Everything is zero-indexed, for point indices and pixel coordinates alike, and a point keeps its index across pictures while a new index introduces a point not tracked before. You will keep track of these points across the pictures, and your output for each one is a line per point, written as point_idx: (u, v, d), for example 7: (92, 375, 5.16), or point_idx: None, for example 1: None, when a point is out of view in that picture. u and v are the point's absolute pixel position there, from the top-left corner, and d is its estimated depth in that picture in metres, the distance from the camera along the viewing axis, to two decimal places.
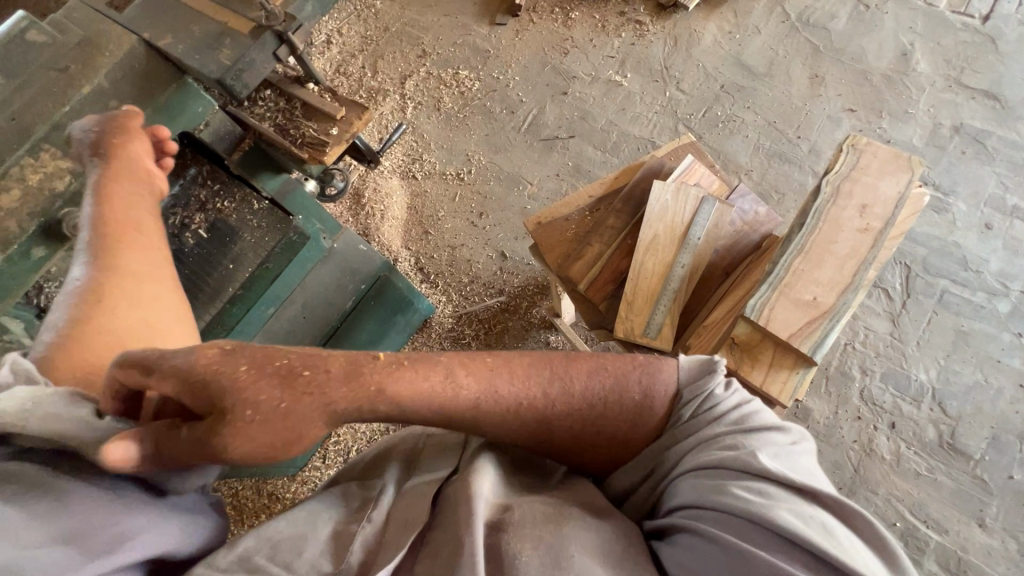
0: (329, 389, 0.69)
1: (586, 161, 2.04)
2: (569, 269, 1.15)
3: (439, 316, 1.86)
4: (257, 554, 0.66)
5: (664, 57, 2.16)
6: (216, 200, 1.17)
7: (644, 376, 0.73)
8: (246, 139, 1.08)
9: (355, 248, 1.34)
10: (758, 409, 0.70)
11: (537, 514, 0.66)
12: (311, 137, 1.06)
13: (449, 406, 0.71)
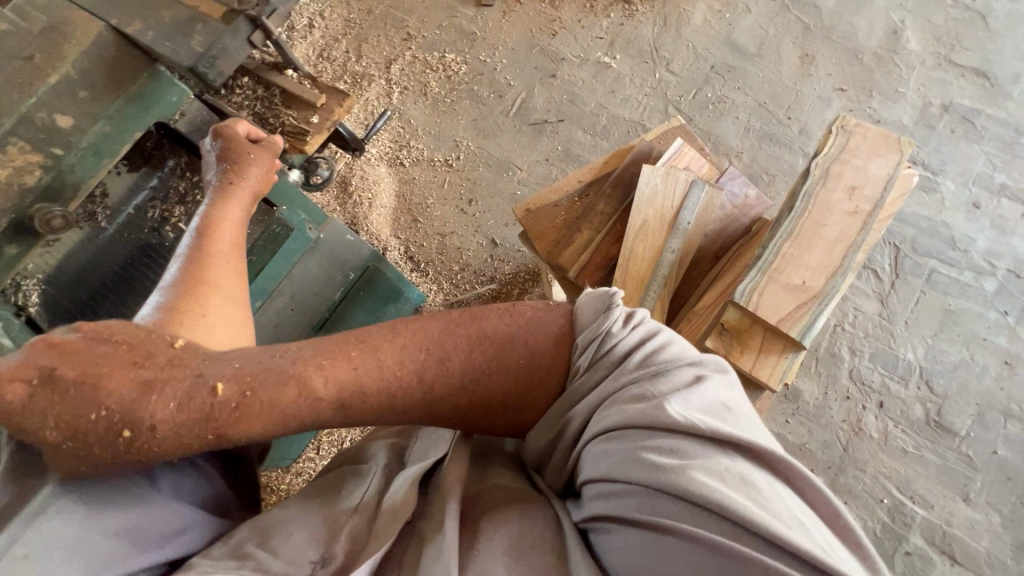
0: (227, 392, 0.68)
1: (575, 145, 2.02)
2: (558, 256, 1.14)
3: (430, 304, 1.85)
4: (248, 542, 0.66)
5: (654, 37, 2.13)
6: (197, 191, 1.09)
7: (528, 332, 0.74)
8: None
9: (342, 238, 1.34)
10: (660, 350, 0.69)
11: (499, 507, 0.69)
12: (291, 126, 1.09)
13: (393, 385, 0.71)
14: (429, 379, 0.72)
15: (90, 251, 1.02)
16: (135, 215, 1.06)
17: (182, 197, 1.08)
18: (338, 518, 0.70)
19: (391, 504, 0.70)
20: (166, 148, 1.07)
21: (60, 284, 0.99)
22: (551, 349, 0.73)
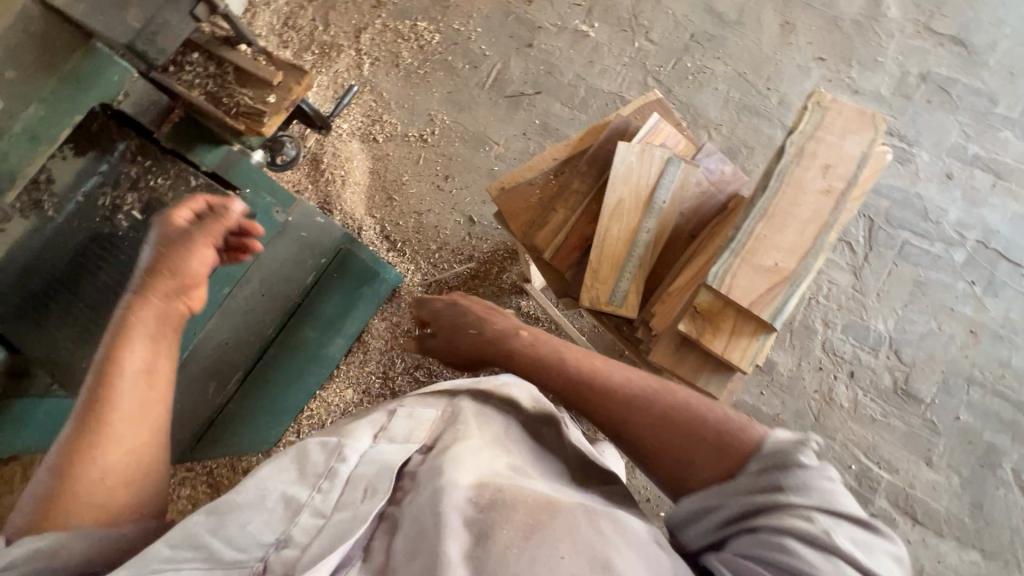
0: (508, 336, 0.97)
1: (553, 118, 1.97)
2: (534, 237, 1.12)
3: (408, 284, 1.82)
4: (201, 528, 0.64)
5: (632, 4, 2.06)
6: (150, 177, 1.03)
7: (740, 419, 0.73)
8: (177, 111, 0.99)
9: (311, 221, 1.31)
10: (844, 493, 0.63)
11: (530, 502, 0.66)
12: (245, 108, 0.96)
13: (605, 395, 0.82)
14: (636, 401, 0.79)
15: (42, 239, 0.98)
16: (85, 201, 1.01)
17: (134, 183, 1.03)
18: (299, 495, 0.68)
19: (364, 483, 0.69)
20: (117, 131, 1.02)
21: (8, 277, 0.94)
22: (742, 439, 0.70)
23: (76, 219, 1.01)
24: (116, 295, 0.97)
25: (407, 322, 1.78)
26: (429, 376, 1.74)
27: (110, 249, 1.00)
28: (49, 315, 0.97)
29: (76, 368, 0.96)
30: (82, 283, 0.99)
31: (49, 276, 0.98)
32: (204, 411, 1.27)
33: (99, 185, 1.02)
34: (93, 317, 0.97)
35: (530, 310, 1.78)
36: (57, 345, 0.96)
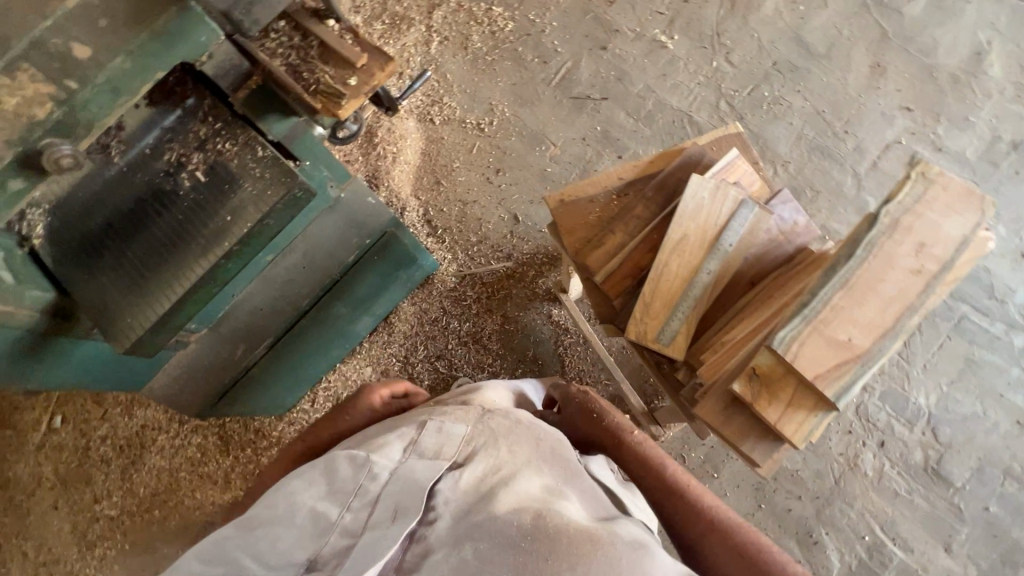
0: (619, 430, 0.99)
1: (616, 127, 1.91)
2: (586, 257, 1.09)
3: (442, 273, 1.81)
4: (233, 544, 0.72)
5: (717, 21, 1.98)
6: (217, 138, 0.90)
7: None
8: (253, 77, 0.84)
9: (362, 200, 1.28)
10: None
11: (571, 535, 0.71)
12: (326, 83, 0.81)
13: (705, 519, 0.89)
14: (730, 534, 0.87)
15: (106, 186, 0.90)
16: (151, 154, 0.91)
17: (202, 144, 0.90)
18: (326, 516, 0.74)
19: (393, 503, 0.74)
20: (196, 86, 0.90)
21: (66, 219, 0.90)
22: None
23: (141, 172, 0.91)
24: (171, 261, 0.87)
25: (435, 311, 1.77)
26: (449, 368, 1.73)
27: (169, 214, 0.89)
28: (95, 268, 0.88)
29: (110, 333, 0.86)
30: (134, 242, 0.89)
31: (107, 227, 0.90)
32: (232, 371, 1.29)
33: (165, 138, 0.91)
34: (141, 281, 0.87)
35: (561, 320, 1.75)
36: (95, 301, 0.87)
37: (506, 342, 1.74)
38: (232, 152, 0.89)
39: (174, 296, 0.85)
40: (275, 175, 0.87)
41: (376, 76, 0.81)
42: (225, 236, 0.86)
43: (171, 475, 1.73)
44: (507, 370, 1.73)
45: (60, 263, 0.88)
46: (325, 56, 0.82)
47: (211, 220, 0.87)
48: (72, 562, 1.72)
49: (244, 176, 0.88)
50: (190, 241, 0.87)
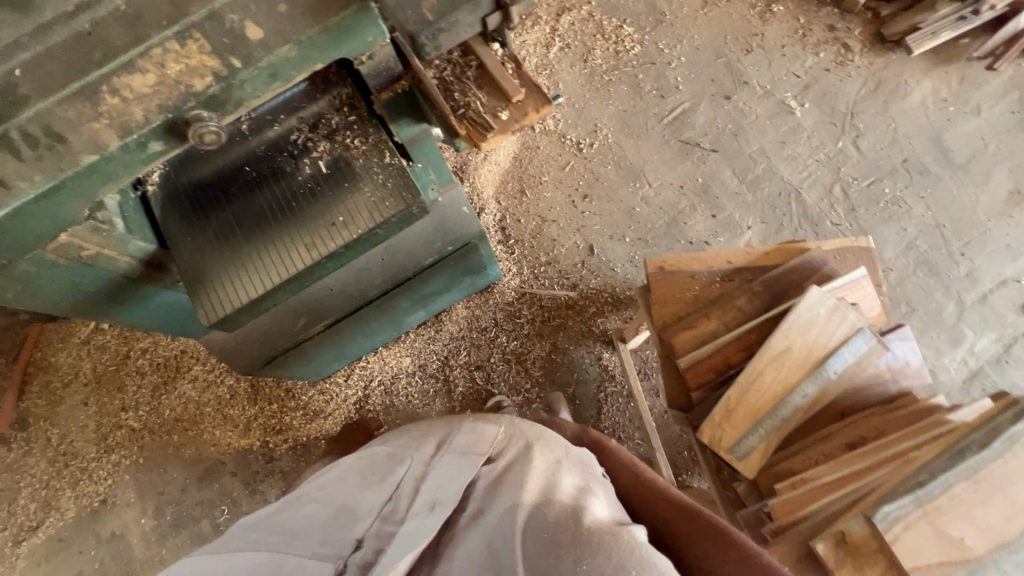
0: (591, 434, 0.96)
1: (718, 183, 1.82)
2: (673, 336, 1.03)
3: (503, 285, 1.77)
4: (283, 518, 0.78)
5: (855, 99, 1.85)
6: (347, 132, 0.87)
7: None
8: (401, 81, 0.80)
9: (457, 207, 1.23)
10: None
11: (593, 528, 0.71)
12: (476, 111, 0.77)
13: (690, 514, 0.78)
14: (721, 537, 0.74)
15: (229, 153, 0.89)
16: (281, 132, 0.89)
17: (332, 134, 0.87)
18: (369, 511, 0.79)
19: (429, 496, 0.78)
20: (342, 77, 0.87)
21: (184, 174, 0.89)
22: None
23: (266, 147, 0.90)
24: (273, 242, 0.85)
25: (487, 320, 1.74)
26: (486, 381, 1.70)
27: (283, 196, 0.87)
28: (197, 230, 0.87)
29: (196, 301, 0.84)
30: (242, 214, 0.87)
31: (219, 194, 0.88)
32: (283, 341, 1.28)
33: (297, 120, 0.89)
34: (239, 256, 0.85)
35: (610, 366, 1.70)
36: (189, 263, 0.85)
37: (549, 372, 1.70)
38: (361, 152, 0.86)
39: (269, 282, 0.83)
40: (397, 186, 0.84)
41: (528, 117, 0.77)
42: (333, 227, 0.84)
43: (197, 407, 1.77)
44: (542, 400, 1.68)
45: (166, 218, 0.87)
46: (481, 80, 0.78)
47: (323, 210, 0.85)
48: (87, 461, 1.78)
49: (367, 177, 0.85)
50: (296, 227, 0.85)
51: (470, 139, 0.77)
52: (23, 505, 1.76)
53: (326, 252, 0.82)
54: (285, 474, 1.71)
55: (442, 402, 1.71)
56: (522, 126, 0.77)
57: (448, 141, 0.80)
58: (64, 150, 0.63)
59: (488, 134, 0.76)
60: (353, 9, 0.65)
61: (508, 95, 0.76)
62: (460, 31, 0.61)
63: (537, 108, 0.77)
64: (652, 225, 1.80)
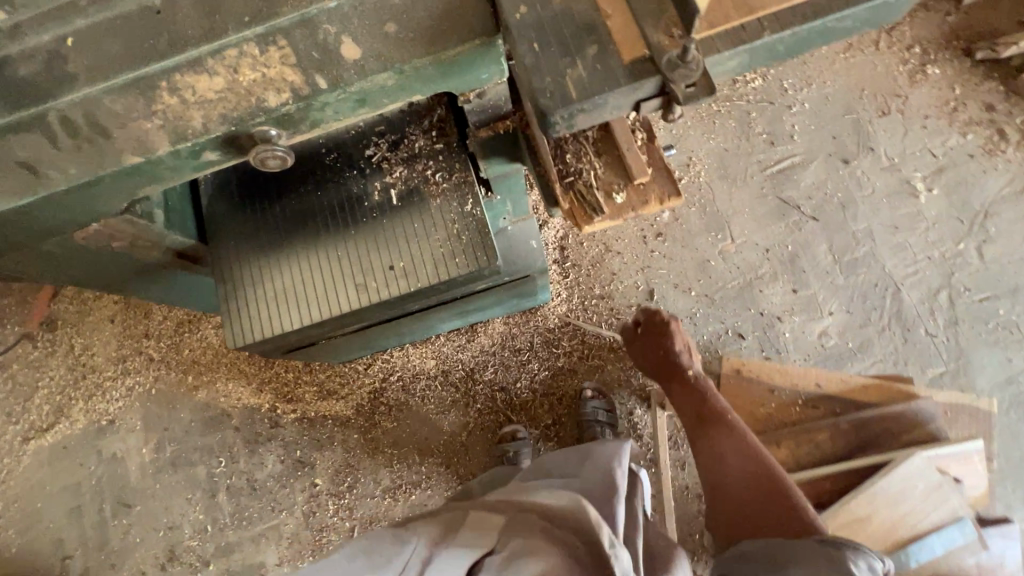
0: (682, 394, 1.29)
1: (809, 255, 1.63)
2: None
3: (549, 309, 1.64)
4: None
5: (993, 198, 1.61)
6: (430, 161, 0.75)
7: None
8: (506, 122, 0.67)
9: (524, 240, 1.12)
10: None
11: None
12: (587, 185, 0.63)
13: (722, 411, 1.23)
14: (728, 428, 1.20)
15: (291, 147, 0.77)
16: (356, 135, 0.77)
17: (411, 158, 0.75)
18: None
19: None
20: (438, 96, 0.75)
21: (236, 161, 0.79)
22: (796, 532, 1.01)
23: (333, 150, 0.77)
24: (319, 268, 0.75)
25: (523, 342, 1.63)
26: (506, 404, 1.61)
27: (338, 217, 0.76)
28: (242, 231, 0.77)
29: (227, 315, 0.76)
30: (291, 224, 0.76)
31: (271, 192, 0.77)
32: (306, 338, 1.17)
33: (377, 129, 0.76)
34: (280, 275, 0.75)
35: (639, 424, 1.57)
36: (227, 268, 0.76)
37: (574, 413, 1.59)
38: (440, 187, 0.75)
39: (309, 314, 0.74)
40: (472, 242, 0.74)
41: (648, 205, 0.64)
42: (392, 268, 0.74)
43: (216, 354, 1.74)
44: (560, 441, 1.58)
45: (208, 208, 0.77)
46: (602, 146, 0.64)
47: (383, 245, 0.75)
48: (103, 378, 1.79)
49: (442, 218, 0.74)
50: (348, 258, 0.75)
51: (571, 215, 0.64)
52: (37, 406, 1.79)
53: (377, 301, 0.73)
54: (286, 443, 1.67)
55: (457, 414, 1.63)
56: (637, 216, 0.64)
57: (545, 204, 0.68)
58: (104, 145, 0.53)
59: (596, 217, 0.64)
60: (474, 44, 0.53)
61: (630, 176, 0.63)
62: (603, 113, 0.51)
63: (660, 199, 0.63)
64: (725, 284, 1.63)
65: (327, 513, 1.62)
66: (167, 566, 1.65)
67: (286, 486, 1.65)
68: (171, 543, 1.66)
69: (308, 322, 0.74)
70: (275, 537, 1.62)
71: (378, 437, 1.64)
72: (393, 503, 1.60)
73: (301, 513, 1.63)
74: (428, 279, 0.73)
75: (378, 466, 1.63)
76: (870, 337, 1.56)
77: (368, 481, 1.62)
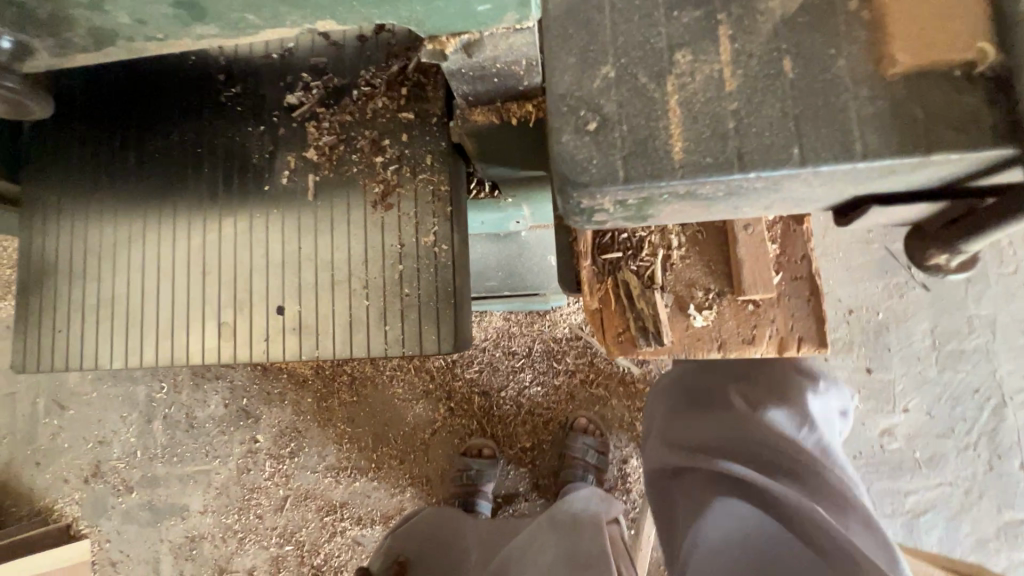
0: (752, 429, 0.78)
1: (911, 330, 1.21)
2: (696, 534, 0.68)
3: (562, 314, 1.33)
4: None
5: None
6: (387, 139, 0.59)
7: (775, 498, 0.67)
8: (528, 102, 0.42)
9: (538, 256, 0.83)
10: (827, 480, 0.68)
11: None
12: (642, 291, 0.53)
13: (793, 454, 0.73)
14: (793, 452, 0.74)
15: (204, 81, 0.61)
16: (276, 75, 0.61)
17: (360, 126, 0.59)
18: None
19: None
20: (411, 47, 0.59)
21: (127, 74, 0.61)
22: None
23: (239, 93, 0.61)
24: (168, 292, 0.60)
25: (520, 346, 1.34)
26: (482, 413, 1.34)
27: (228, 193, 0.60)
28: (79, 208, 0.61)
29: (30, 330, 0.60)
30: (141, 219, 0.60)
31: (132, 155, 0.61)
32: None
33: (314, 67, 0.60)
34: (130, 280, 0.60)
35: (631, 477, 1.30)
36: (49, 264, 0.60)
37: (558, 443, 1.32)
38: (344, 218, 0.58)
39: (143, 355, 0.59)
40: (422, 296, 0.58)
41: (749, 345, 0.54)
42: (264, 322, 0.58)
43: None
44: (533, 470, 1.33)
45: (65, 142, 0.61)
46: (695, 253, 0.54)
47: (256, 285, 0.59)
48: None
49: (342, 268, 0.58)
50: (207, 289, 0.59)
51: (598, 317, 0.54)
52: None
53: (272, 347, 0.58)
54: (233, 384, 1.39)
55: (425, 408, 1.36)
56: (691, 339, 0.54)
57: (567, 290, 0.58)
58: None
59: (642, 344, 0.53)
60: None
61: (710, 296, 0.54)
62: (768, 203, 0.35)
63: (728, 332, 0.53)
64: None
65: (262, 474, 1.37)
66: (90, 482, 1.39)
67: (226, 434, 1.38)
68: (97, 459, 1.40)
69: (139, 366, 0.60)
70: (204, 483, 1.38)
71: (334, 408, 1.37)
72: (334, 483, 1.35)
73: (234, 467, 1.37)
74: (306, 350, 0.58)
75: (326, 440, 1.37)
76: (945, 452, 1.19)
77: (311, 452, 1.36)
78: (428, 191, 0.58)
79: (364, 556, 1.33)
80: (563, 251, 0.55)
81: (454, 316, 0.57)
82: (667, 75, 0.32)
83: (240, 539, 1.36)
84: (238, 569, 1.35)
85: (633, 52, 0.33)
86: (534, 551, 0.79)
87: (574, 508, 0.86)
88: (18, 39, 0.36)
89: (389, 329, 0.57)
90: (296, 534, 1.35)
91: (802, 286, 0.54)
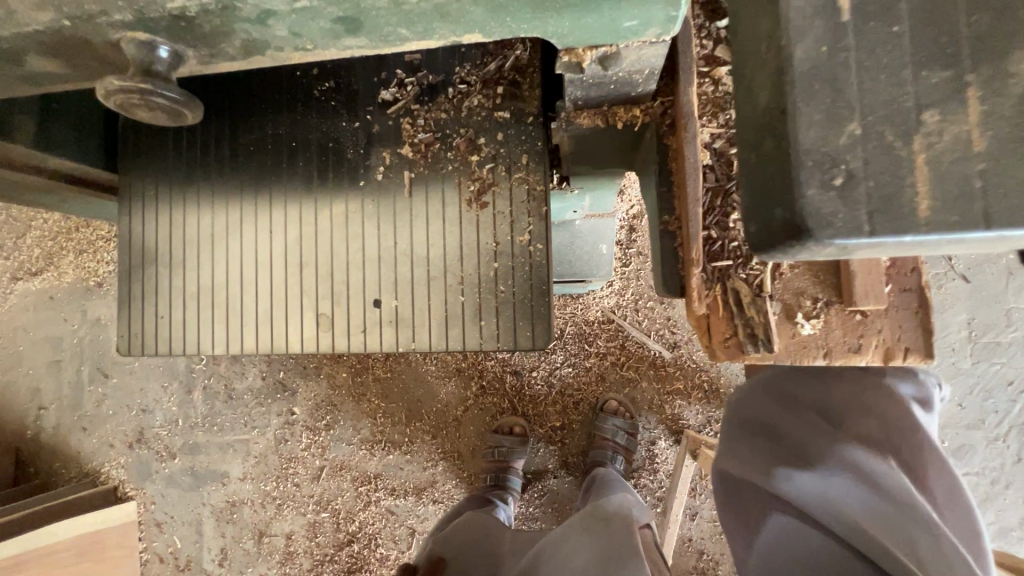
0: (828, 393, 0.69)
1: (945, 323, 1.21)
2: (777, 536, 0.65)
3: (595, 299, 1.34)
4: None
5: None
6: (478, 135, 0.59)
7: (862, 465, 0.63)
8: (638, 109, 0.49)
9: (593, 245, 0.84)
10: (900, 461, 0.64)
11: None
12: (746, 298, 0.49)
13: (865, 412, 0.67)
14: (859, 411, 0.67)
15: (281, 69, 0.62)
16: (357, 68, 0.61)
17: (453, 124, 0.60)
18: None
19: None
20: (506, 45, 0.59)
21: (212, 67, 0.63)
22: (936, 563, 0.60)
23: (332, 87, 0.62)
24: (266, 283, 0.62)
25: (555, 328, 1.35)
26: (515, 393, 1.37)
27: (322, 181, 0.61)
28: (175, 198, 0.63)
29: (133, 317, 0.63)
30: (237, 208, 0.62)
31: (226, 148, 0.62)
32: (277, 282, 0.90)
33: (409, 64, 0.61)
34: (228, 274, 0.62)
35: (658, 458, 1.33)
36: (151, 252, 0.63)
37: (588, 423, 1.35)
38: (439, 215, 0.59)
39: (243, 342, 0.62)
40: (519, 297, 0.59)
41: (856, 354, 0.50)
42: (362, 316, 0.60)
43: None
44: (567, 448, 1.37)
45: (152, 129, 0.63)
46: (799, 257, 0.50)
47: (354, 279, 0.60)
48: None
49: (438, 262, 0.59)
50: (305, 279, 0.61)
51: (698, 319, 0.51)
52: (29, 247, 1.45)
53: (365, 343, 0.60)
54: (270, 359, 1.42)
55: (459, 385, 1.39)
56: (793, 347, 0.50)
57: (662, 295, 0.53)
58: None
59: (750, 351, 0.50)
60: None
61: (812, 293, 0.50)
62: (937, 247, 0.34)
63: (840, 345, 0.50)
64: None
65: (299, 445, 1.41)
66: (134, 447, 1.45)
67: (263, 405, 1.43)
68: (141, 426, 1.45)
69: (237, 352, 0.62)
70: (243, 452, 1.43)
71: (369, 384, 1.41)
72: (368, 456, 1.40)
73: (272, 436, 1.42)
74: (403, 342, 0.59)
75: (360, 414, 1.41)
76: (974, 443, 1.20)
77: (347, 426, 1.41)
78: (527, 199, 0.59)
79: (397, 525, 1.38)
80: (667, 256, 0.52)
81: (547, 314, 0.58)
82: (913, 133, 0.30)
83: (278, 506, 1.42)
84: (277, 533, 1.42)
85: (810, 82, 0.31)
86: (568, 552, 0.81)
87: (606, 509, 0.89)
88: (174, 48, 0.38)
89: (482, 324, 0.59)
90: (332, 502, 1.40)
91: (911, 298, 0.50)
